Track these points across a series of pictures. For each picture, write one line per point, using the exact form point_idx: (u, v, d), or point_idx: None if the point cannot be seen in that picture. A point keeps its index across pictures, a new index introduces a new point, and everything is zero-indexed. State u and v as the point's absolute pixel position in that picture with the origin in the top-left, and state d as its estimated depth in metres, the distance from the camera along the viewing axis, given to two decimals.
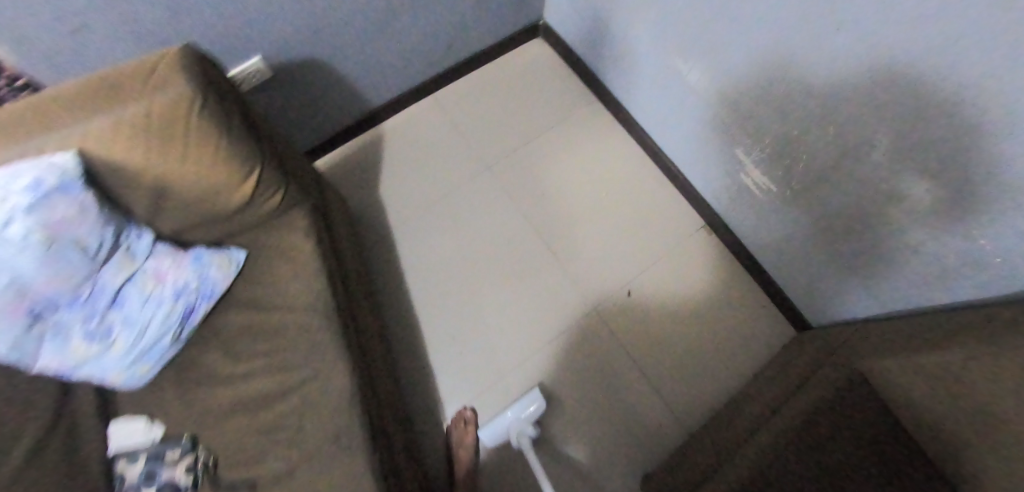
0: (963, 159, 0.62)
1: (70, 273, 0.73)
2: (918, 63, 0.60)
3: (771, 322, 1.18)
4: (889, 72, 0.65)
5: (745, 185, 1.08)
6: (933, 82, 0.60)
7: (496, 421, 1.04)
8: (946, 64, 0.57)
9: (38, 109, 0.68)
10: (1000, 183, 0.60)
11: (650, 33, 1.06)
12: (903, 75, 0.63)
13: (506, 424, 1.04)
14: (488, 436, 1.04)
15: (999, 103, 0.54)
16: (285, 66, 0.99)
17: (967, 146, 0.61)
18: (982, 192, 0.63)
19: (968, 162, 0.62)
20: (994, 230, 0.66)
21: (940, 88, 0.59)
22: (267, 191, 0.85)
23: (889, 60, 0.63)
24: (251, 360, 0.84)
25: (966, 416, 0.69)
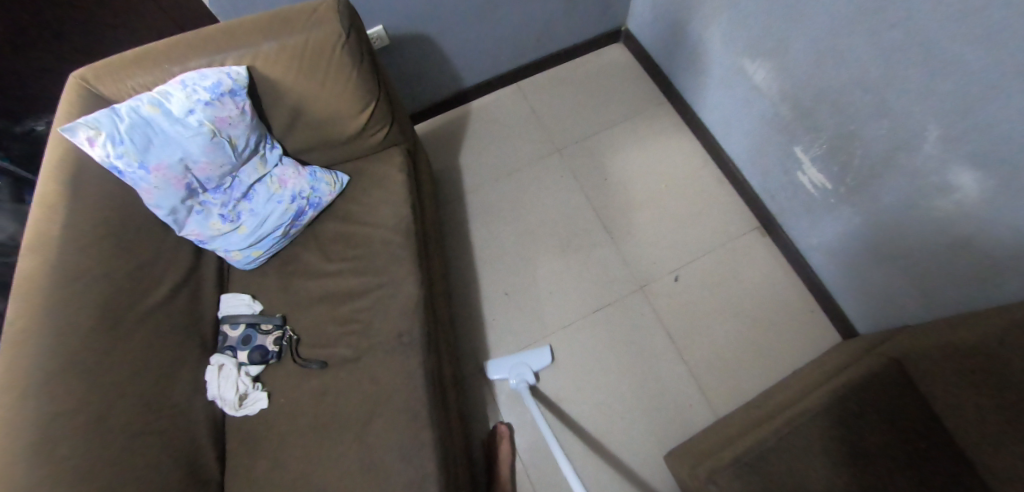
0: None
1: (222, 163, 0.90)
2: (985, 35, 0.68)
3: (815, 325, 1.20)
4: (952, 51, 0.73)
5: (800, 184, 1.14)
6: (1003, 51, 0.67)
7: (505, 360, 1.17)
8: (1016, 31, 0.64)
9: (228, 32, 0.89)
10: None
11: (722, 37, 1.17)
12: (969, 51, 0.71)
13: (511, 367, 1.15)
14: (493, 369, 1.16)
15: None
16: (402, 36, 1.20)
17: None
18: None
19: None
20: None
21: (1012, 56, 0.66)
22: (376, 125, 1.03)
23: (954, 35, 0.71)
24: (340, 262, 0.99)
25: (994, 407, 0.73)
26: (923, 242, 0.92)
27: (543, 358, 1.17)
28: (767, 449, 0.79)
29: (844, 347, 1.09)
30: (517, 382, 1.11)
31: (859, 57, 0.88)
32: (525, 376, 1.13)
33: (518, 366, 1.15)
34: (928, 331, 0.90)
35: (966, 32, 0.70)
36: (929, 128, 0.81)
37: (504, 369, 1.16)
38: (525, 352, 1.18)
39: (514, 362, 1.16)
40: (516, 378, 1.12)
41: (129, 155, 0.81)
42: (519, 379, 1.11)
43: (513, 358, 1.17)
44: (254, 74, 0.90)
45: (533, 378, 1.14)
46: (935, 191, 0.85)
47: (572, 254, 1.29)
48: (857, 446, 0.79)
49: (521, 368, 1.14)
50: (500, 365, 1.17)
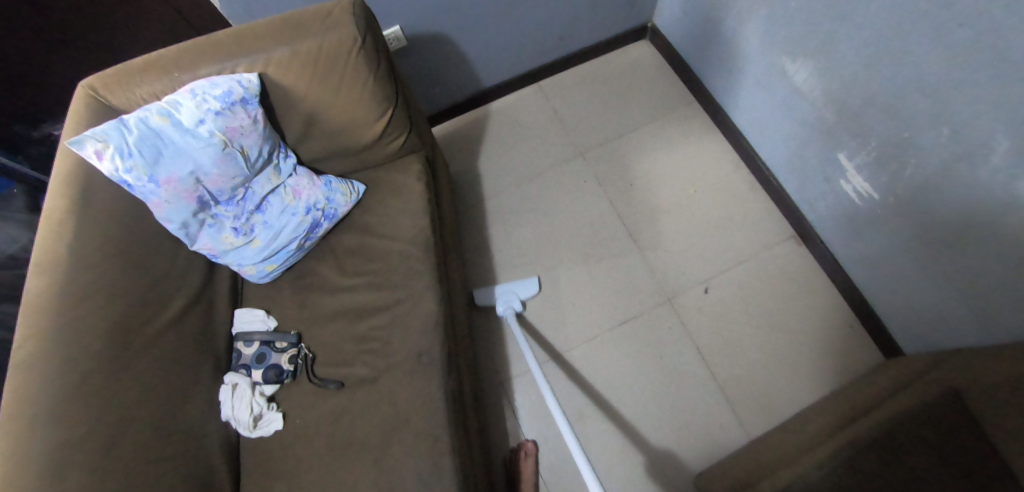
0: None
1: (234, 174, 0.86)
2: None
3: (854, 341, 1.13)
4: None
5: (843, 192, 1.07)
6: None
7: (494, 289, 1.20)
8: None
9: (239, 37, 0.85)
10: None
11: (760, 35, 1.10)
12: None
13: (500, 295, 1.18)
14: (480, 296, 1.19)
15: None
16: (419, 36, 1.15)
17: None
18: None
19: None
20: None
21: None
22: (394, 133, 0.98)
23: None
24: (357, 276, 0.95)
25: None
26: (984, 260, 0.84)
27: (530, 288, 1.20)
28: (813, 484, 0.73)
29: (891, 369, 1.02)
30: (505, 310, 1.13)
31: (917, 59, 0.80)
32: (513, 303, 1.15)
33: (507, 295, 1.17)
34: (989, 362, 0.83)
35: None
36: (998, 137, 0.74)
37: (492, 297, 1.18)
38: (515, 283, 1.20)
39: (503, 290, 1.18)
40: (504, 305, 1.14)
41: (139, 168, 0.78)
42: (506, 307, 1.13)
43: (502, 287, 1.20)
44: (266, 81, 0.85)
45: (520, 307, 1.16)
46: (1001, 207, 0.78)
47: (595, 264, 1.24)
48: (910, 481, 0.73)
49: (509, 297, 1.17)
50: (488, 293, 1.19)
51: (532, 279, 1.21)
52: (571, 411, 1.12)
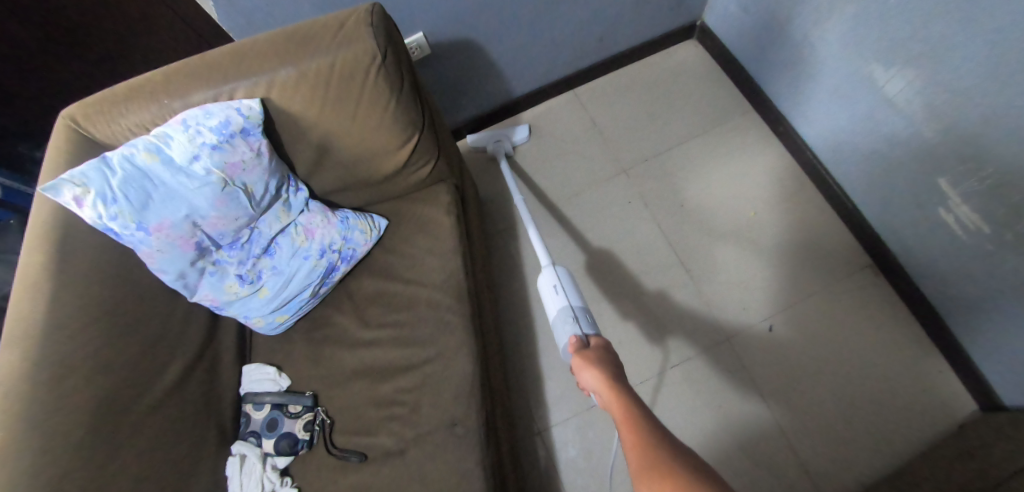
0: None
1: (237, 215, 0.74)
2: None
3: (949, 391, 0.97)
4: None
5: (942, 222, 0.91)
6: None
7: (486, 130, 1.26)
8: None
9: (238, 56, 0.71)
10: None
11: (842, 36, 0.94)
12: None
13: (490, 137, 1.24)
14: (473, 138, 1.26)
15: None
16: (444, 45, 1.03)
17: None
18: None
19: None
20: None
21: None
22: (419, 161, 0.85)
23: None
24: (380, 328, 0.83)
25: None
26: None
27: (520, 133, 1.26)
28: None
29: (1002, 429, 0.86)
30: (494, 147, 1.22)
31: None
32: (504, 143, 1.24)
33: (497, 137, 1.24)
34: None
35: None
36: None
37: (483, 137, 1.25)
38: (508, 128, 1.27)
39: (495, 132, 1.25)
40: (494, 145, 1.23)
41: (124, 215, 0.66)
42: (497, 146, 1.22)
43: (493, 131, 1.25)
44: (271, 109, 0.73)
45: (511, 149, 1.25)
46: None
47: (642, 295, 1.10)
48: None
49: (500, 138, 1.24)
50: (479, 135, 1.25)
51: (523, 127, 1.26)
52: (617, 467, 0.98)
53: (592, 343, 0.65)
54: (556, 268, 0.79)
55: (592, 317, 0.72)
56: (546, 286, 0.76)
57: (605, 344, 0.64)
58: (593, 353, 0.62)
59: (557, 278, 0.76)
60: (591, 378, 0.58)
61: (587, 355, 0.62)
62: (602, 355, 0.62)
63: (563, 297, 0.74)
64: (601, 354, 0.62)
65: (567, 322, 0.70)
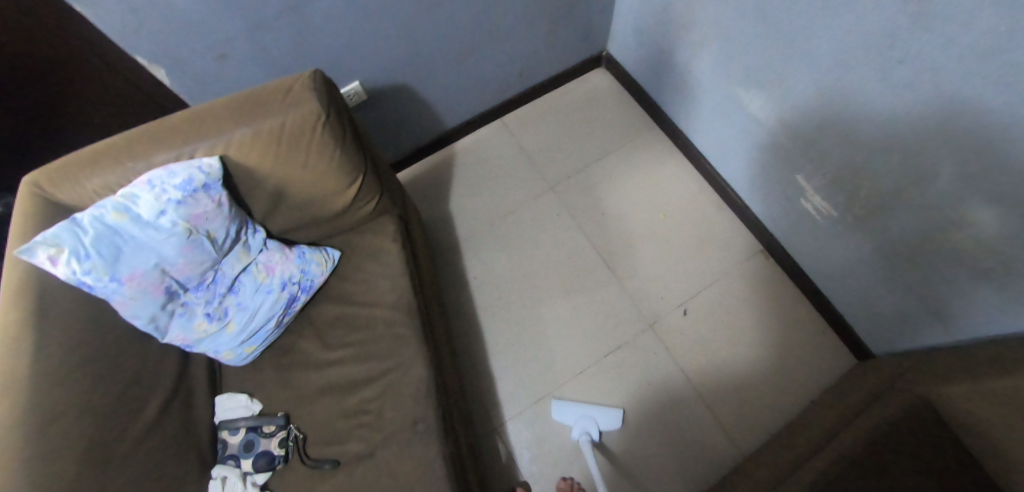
0: None
1: (202, 260, 0.83)
2: (980, 96, 0.69)
3: (830, 349, 1.18)
4: (953, 102, 0.73)
5: (805, 211, 1.12)
6: (1001, 110, 0.67)
7: (574, 406, 1.13)
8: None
9: (193, 119, 0.81)
10: None
11: (713, 66, 1.14)
12: (965, 106, 0.71)
13: (580, 419, 1.12)
14: (559, 411, 1.13)
15: None
16: (378, 90, 1.15)
17: None
18: None
19: None
20: None
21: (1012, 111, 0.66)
22: (366, 197, 0.96)
23: (947, 91, 0.72)
24: (341, 348, 0.93)
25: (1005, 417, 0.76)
26: (941, 271, 0.90)
27: (610, 419, 1.12)
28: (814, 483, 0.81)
29: (865, 374, 1.07)
30: (581, 436, 1.09)
31: (862, 92, 0.85)
32: (593, 434, 1.10)
33: (584, 419, 1.11)
34: (940, 366, 0.91)
35: (958, 90, 0.71)
36: (943, 168, 0.79)
37: (571, 414, 1.13)
38: (599, 410, 1.13)
39: (583, 412, 1.12)
40: (581, 431, 1.10)
41: (97, 269, 0.74)
42: (584, 437, 1.09)
43: (583, 410, 1.13)
44: (229, 163, 0.83)
45: (598, 435, 1.11)
46: (950, 225, 0.84)
47: (576, 296, 1.25)
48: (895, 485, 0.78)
49: (586, 422, 1.11)
50: (566, 413, 1.13)
51: (615, 411, 1.12)
52: (565, 448, 1.12)
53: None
54: None
55: None
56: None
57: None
58: None
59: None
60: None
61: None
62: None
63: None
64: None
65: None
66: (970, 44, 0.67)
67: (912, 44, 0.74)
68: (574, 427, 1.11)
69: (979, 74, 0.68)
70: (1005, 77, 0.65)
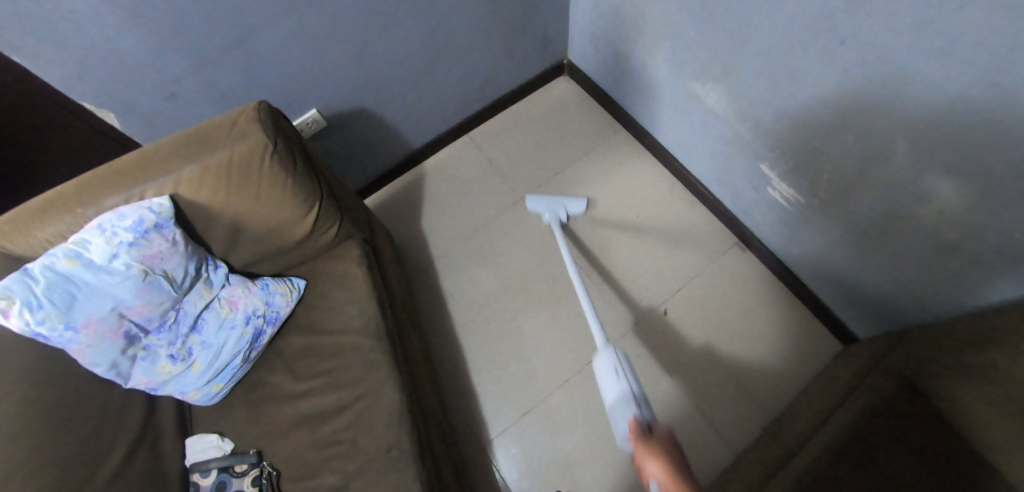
0: (986, 146, 0.68)
1: (160, 300, 0.81)
2: (921, 67, 0.69)
3: (814, 336, 1.16)
4: (896, 75, 0.73)
5: (773, 199, 1.11)
6: (942, 79, 0.67)
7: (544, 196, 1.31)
8: (962, 52, 0.64)
9: (141, 160, 0.80)
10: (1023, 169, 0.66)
11: (668, 63, 1.15)
12: (909, 79, 0.71)
13: (552, 205, 1.30)
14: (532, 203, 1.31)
15: (1004, 90, 0.62)
16: (337, 116, 1.15)
17: (985, 127, 0.66)
18: (1003, 176, 0.68)
19: (989, 149, 0.68)
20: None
21: (954, 79, 0.66)
22: (326, 223, 0.96)
23: (889, 65, 0.73)
24: (311, 378, 0.92)
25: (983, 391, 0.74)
26: (910, 247, 0.88)
27: (578, 206, 1.30)
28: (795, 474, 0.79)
29: (851, 358, 1.05)
30: (552, 220, 1.29)
31: (812, 75, 0.86)
32: (560, 215, 1.29)
33: (554, 206, 1.30)
34: (926, 348, 0.89)
35: (899, 63, 0.71)
36: (897, 142, 0.79)
37: (543, 204, 1.31)
38: (566, 197, 1.31)
39: (553, 200, 1.31)
40: (552, 213, 1.29)
41: (52, 318, 0.73)
42: (554, 218, 1.28)
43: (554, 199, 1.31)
44: (180, 201, 0.82)
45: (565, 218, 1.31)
46: (912, 199, 0.83)
47: (555, 305, 1.24)
48: (879, 469, 0.76)
49: (556, 207, 1.30)
50: (539, 202, 1.31)
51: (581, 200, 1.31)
52: (554, 461, 1.09)
53: (654, 430, 0.74)
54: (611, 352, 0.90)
55: (648, 402, 0.83)
56: (602, 369, 0.88)
57: (668, 434, 0.72)
58: (660, 443, 0.71)
59: (615, 363, 0.88)
60: (653, 469, 0.68)
61: (650, 444, 0.72)
62: (663, 444, 0.71)
63: (622, 383, 0.85)
64: (661, 446, 0.70)
65: (614, 415, 0.83)
66: (904, 17, 0.67)
67: (850, 23, 0.74)
68: (547, 212, 1.30)
69: (917, 46, 0.68)
70: (944, 46, 0.65)
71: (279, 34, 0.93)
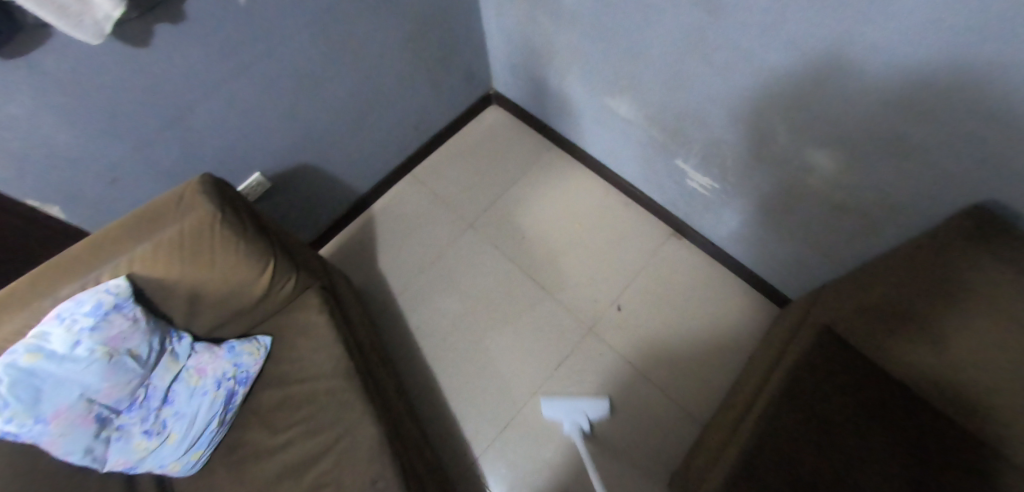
0: (840, 117, 0.81)
1: (128, 379, 0.84)
2: (779, 60, 0.82)
3: (754, 306, 1.28)
4: (763, 68, 0.86)
5: (693, 189, 1.23)
6: (796, 66, 0.81)
7: (561, 399, 1.19)
8: (803, 44, 0.77)
9: (92, 247, 0.83)
10: (874, 132, 0.79)
11: (580, 83, 1.26)
12: (774, 70, 0.84)
13: (570, 415, 1.18)
14: (548, 411, 1.19)
15: (842, 69, 0.75)
16: (280, 175, 1.20)
17: (837, 101, 0.80)
18: (859, 140, 0.82)
19: (843, 118, 0.81)
20: (886, 165, 0.82)
21: (806, 64, 0.79)
22: (283, 277, 1.00)
23: (755, 61, 0.86)
24: (289, 429, 0.94)
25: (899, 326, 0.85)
26: (810, 212, 1.01)
27: (599, 409, 1.18)
28: (755, 437, 0.88)
29: (784, 318, 1.16)
30: (572, 428, 1.16)
31: (698, 78, 0.98)
32: (582, 422, 1.17)
33: (574, 414, 1.17)
34: (835, 296, 1.00)
35: (762, 59, 0.84)
36: (778, 125, 0.92)
37: (559, 409, 1.18)
38: (584, 399, 1.19)
39: (570, 405, 1.19)
40: (571, 422, 1.17)
41: (19, 415, 0.75)
42: (575, 429, 1.16)
43: (569, 409, 1.18)
44: (136, 280, 0.85)
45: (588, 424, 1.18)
46: (801, 171, 0.96)
47: (517, 319, 1.31)
48: (827, 421, 0.87)
49: (576, 414, 1.17)
50: (555, 410, 1.18)
51: (602, 402, 1.19)
52: (540, 468, 1.15)
53: None
54: None
55: None
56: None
57: None
58: None
59: None
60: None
61: None
62: None
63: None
64: None
65: None
66: (757, 22, 0.80)
67: (717, 32, 0.87)
68: (566, 423, 1.17)
69: (771, 43, 0.81)
70: (790, 41, 0.78)
71: (213, 107, 0.98)
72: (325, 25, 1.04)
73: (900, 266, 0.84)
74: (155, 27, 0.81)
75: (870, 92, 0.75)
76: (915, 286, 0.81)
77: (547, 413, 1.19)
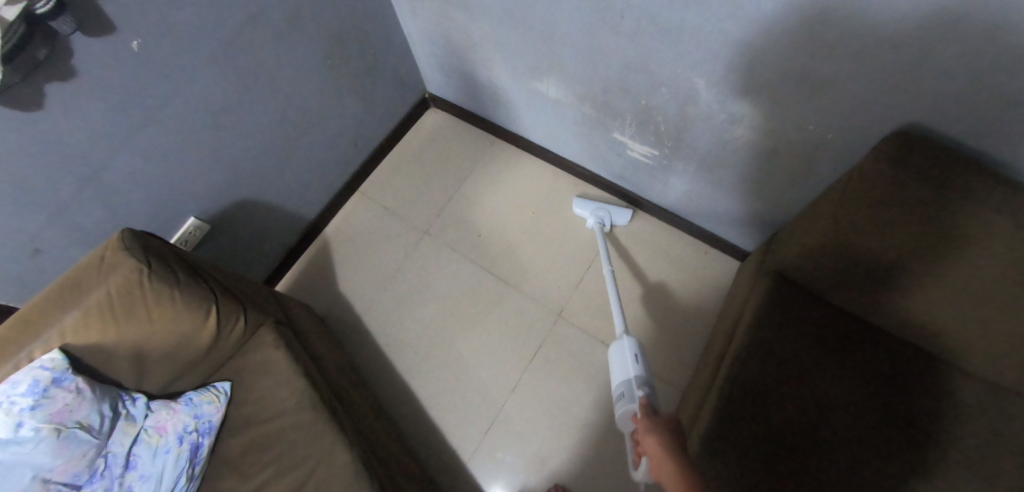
0: (752, 63, 0.81)
1: (83, 451, 0.81)
2: (683, 15, 0.81)
3: (713, 264, 1.29)
4: (672, 28, 0.85)
5: (635, 159, 1.23)
6: (700, 19, 0.80)
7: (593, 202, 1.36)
8: None
9: (17, 326, 0.80)
10: (786, 73, 0.79)
11: (506, 71, 1.24)
12: (682, 27, 0.84)
13: (597, 211, 1.34)
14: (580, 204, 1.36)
15: (743, 15, 0.75)
16: (219, 216, 1.17)
17: (746, 47, 0.79)
18: (775, 84, 0.82)
19: (755, 64, 0.81)
20: (804, 104, 0.82)
21: (710, 15, 0.79)
22: (229, 320, 0.98)
23: (663, 21, 0.85)
24: (262, 470, 0.92)
25: (840, 262, 0.86)
26: (745, 163, 1.01)
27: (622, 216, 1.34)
28: (726, 393, 0.87)
29: (742, 271, 1.17)
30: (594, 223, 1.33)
31: (614, 48, 0.97)
32: (605, 222, 1.33)
33: (599, 213, 1.33)
34: (782, 241, 1.01)
35: (668, 17, 0.84)
36: (698, 81, 0.91)
37: (589, 208, 1.35)
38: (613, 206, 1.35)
39: (599, 207, 1.34)
40: (595, 217, 1.33)
41: None
42: (597, 222, 1.32)
43: (602, 207, 1.34)
44: (72, 350, 0.82)
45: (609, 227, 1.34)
46: (729, 124, 0.96)
47: (485, 318, 1.31)
48: (793, 366, 0.87)
49: (601, 213, 1.33)
50: (586, 206, 1.35)
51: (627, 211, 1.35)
52: (530, 460, 1.15)
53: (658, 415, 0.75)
54: (626, 341, 0.94)
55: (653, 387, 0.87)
56: (619, 354, 0.93)
57: (670, 420, 0.73)
58: (659, 428, 0.72)
59: (631, 348, 0.92)
60: (651, 447, 0.70)
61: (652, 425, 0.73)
62: (663, 428, 0.72)
63: (636, 367, 0.89)
64: (662, 428, 0.72)
65: (619, 392, 0.87)
66: None
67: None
68: (591, 217, 1.34)
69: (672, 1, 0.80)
70: None
71: (129, 160, 0.95)
72: (233, 59, 1.02)
73: (830, 202, 0.84)
74: (45, 88, 0.78)
75: (774, 34, 0.75)
76: (843, 220, 0.81)
77: (580, 208, 1.36)
